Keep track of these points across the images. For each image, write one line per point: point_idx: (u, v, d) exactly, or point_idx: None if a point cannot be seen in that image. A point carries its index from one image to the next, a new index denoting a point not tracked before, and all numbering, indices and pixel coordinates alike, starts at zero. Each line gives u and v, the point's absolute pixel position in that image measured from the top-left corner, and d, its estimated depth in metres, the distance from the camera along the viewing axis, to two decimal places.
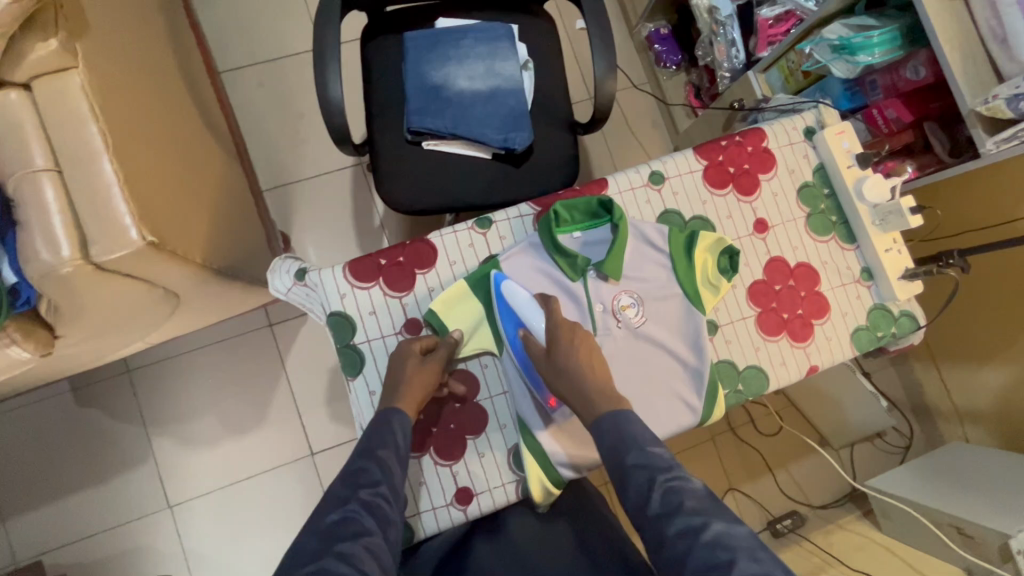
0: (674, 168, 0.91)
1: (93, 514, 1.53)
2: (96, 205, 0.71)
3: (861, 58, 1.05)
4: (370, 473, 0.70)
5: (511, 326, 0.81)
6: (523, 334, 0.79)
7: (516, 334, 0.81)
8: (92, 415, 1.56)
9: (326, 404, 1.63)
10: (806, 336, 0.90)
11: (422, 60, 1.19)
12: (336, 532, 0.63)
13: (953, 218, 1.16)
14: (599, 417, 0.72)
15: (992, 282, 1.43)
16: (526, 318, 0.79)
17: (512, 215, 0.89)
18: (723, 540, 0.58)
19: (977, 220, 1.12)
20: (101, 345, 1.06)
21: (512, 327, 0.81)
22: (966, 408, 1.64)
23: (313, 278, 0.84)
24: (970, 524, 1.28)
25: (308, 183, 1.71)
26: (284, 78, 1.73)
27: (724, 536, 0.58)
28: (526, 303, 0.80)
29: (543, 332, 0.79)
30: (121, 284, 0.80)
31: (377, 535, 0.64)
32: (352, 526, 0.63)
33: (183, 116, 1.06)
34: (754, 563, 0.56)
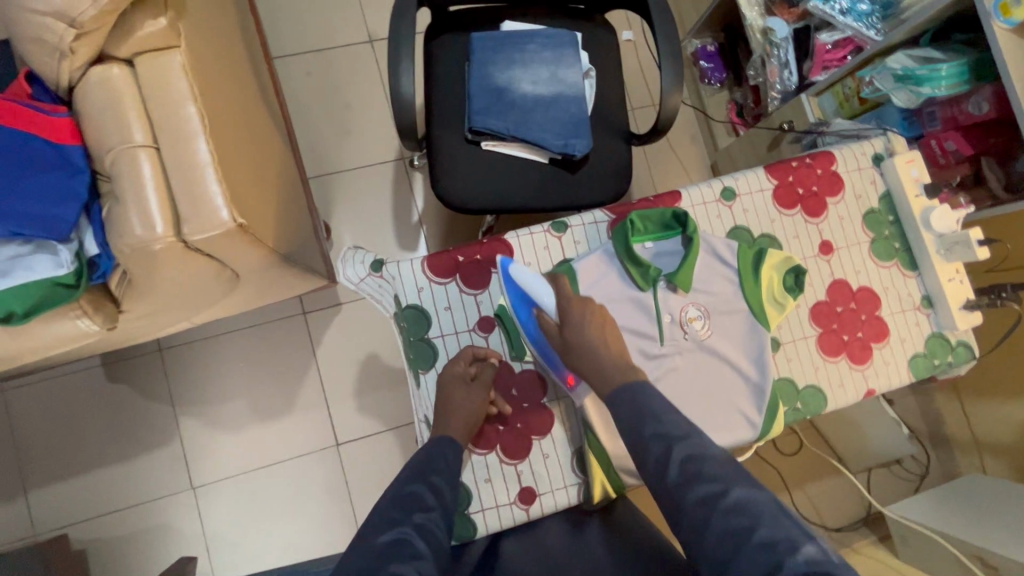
0: (745, 186, 0.93)
1: (116, 490, 1.52)
2: (191, 184, 0.72)
3: (925, 90, 1.08)
4: (423, 498, 0.67)
5: (524, 305, 0.82)
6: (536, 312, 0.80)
7: (529, 314, 0.82)
8: (120, 391, 1.55)
9: (354, 396, 1.63)
10: (865, 359, 0.91)
11: (487, 61, 1.20)
12: (392, 553, 0.58)
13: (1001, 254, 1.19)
14: None
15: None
16: (536, 297, 0.80)
17: (586, 221, 0.91)
18: None
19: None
20: (155, 322, 1.06)
21: (524, 308, 0.82)
22: (989, 441, 1.66)
23: (391, 270, 0.85)
24: (993, 555, 1.30)
25: (350, 175, 1.71)
26: (332, 68, 1.74)
27: None
28: (533, 282, 0.80)
29: (554, 310, 0.79)
30: (201, 263, 0.81)
31: (429, 560, 0.59)
32: (407, 548, 0.59)
33: (253, 100, 1.07)
34: None
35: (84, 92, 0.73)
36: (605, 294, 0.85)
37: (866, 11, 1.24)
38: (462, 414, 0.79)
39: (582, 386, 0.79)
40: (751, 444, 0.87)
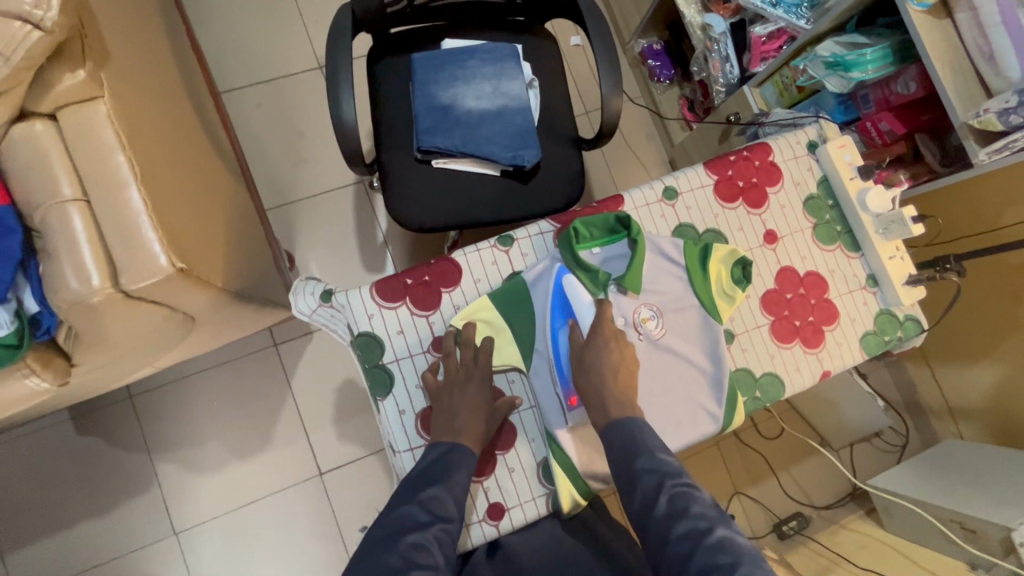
0: (686, 184, 0.94)
1: (96, 544, 1.49)
2: (125, 234, 0.71)
3: (855, 74, 1.11)
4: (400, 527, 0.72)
5: (560, 316, 0.85)
6: (572, 325, 0.84)
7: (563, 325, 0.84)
8: (92, 443, 1.52)
9: (333, 423, 1.62)
10: (818, 342, 0.93)
11: (429, 80, 1.21)
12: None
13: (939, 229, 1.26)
14: (611, 425, 0.74)
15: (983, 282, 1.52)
16: (578, 311, 0.84)
17: (533, 232, 0.90)
18: (737, 559, 0.64)
19: (965, 228, 1.20)
20: (114, 371, 1.05)
21: (560, 319, 0.84)
22: (961, 406, 1.70)
23: (340, 300, 0.84)
24: (971, 519, 1.32)
25: (309, 203, 1.71)
26: (283, 96, 1.74)
27: (734, 550, 0.65)
28: (583, 295, 0.85)
29: (587, 328, 0.84)
30: (146, 309, 0.80)
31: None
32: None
33: (195, 141, 1.06)
34: (755, 567, 0.64)
35: (8, 149, 0.73)
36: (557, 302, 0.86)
37: (793, 2, 1.26)
38: None
39: (580, 411, 0.81)
40: (715, 436, 0.88)
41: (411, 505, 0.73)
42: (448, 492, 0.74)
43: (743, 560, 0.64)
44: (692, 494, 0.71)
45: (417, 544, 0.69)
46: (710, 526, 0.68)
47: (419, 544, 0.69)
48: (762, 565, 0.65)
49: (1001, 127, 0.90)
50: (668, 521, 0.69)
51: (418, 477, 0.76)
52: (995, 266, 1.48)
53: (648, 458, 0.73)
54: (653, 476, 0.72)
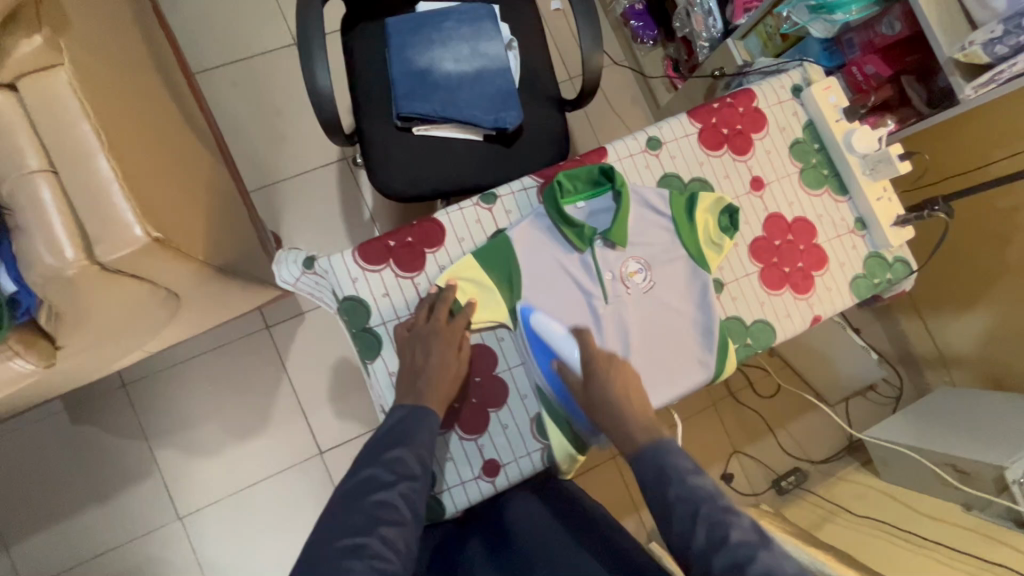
0: (670, 133, 0.92)
1: (100, 533, 1.50)
2: (97, 204, 0.69)
3: (839, 15, 1.08)
4: (379, 478, 0.70)
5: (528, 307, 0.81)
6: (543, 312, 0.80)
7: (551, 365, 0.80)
8: (89, 432, 1.52)
9: (330, 402, 1.62)
10: (808, 288, 0.93)
11: (406, 45, 1.18)
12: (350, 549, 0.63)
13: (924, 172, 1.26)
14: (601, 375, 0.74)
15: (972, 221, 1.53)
16: (537, 270, 0.84)
17: (515, 188, 0.88)
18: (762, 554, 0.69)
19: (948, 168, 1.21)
20: (101, 354, 1.03)
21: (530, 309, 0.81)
22: (953, 354, 1.71)
23: (323, 265, 0.81)
24: (965, 461, 1.33)
25: (293, 182, 1.69)
26: (259, 75, 1.70)
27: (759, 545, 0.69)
28: (540, 261, 0.85)
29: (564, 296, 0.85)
30: (127, 284, 0.79)
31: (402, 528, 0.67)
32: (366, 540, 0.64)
33: (168, 116, 1.03)
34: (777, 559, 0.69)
35: None
36: (541, 261, 0.85)
37: None
38: (426, 383, 0.77)
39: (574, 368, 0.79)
40: (707, 385, 0.88)
41: (373, 466, 0.71)
42: (412, 454, 0.72)
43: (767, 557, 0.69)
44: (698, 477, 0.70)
45: (383, 502, 0.68)
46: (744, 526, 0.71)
47: (385, 502, 0.68)
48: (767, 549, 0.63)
49: (986, 59, 0.88)
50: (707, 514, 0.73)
51: (383, 438, 0.74)
52: (982, 210, 1.49)
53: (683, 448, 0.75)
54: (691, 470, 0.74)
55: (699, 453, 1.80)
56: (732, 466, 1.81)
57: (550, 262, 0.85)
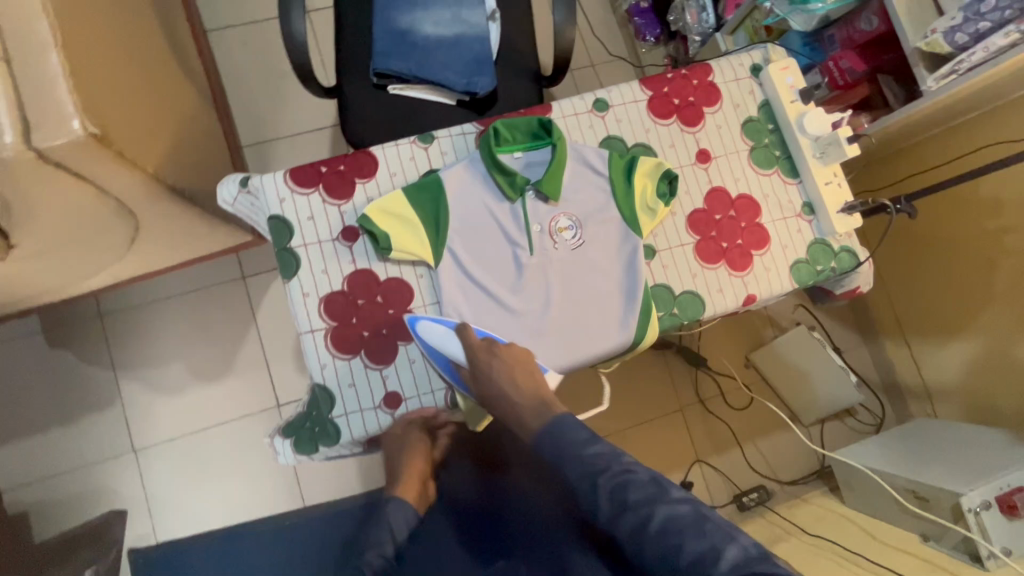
0: (619, 97, 0.93)
1: (58, 454, 1.54)
2: (40, 93, 0.73)
3: (816, 5, 1.07)
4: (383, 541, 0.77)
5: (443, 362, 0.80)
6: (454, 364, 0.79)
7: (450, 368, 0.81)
8: (61, 356, 1.58)
9: (294, 357, 1.64)
10: (745, 266, 0.91)
11: (390, 6, 1.22)
12: None
13: (913, 164, 1.29)
14: None
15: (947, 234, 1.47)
16: (464, 210, 0.85)
17: (455, 132, 0.90)
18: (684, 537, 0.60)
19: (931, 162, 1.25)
20: (58, 264, 1.08)
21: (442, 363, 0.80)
22: (937, 386, 1.64)
23: (255, 183, 0.84)
24: (925, 487, 1.27)
25: (287, 142, 1.74)
26: (269, 37, 1.77)
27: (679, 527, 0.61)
28: (469, 202, 0.85)
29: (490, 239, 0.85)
30: (68, 180, 0.82)
31: None
32: None
33: (152, 46, 1.08)
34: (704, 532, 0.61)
35: None
36: (470, 204, 0.85)
37: None
38: None
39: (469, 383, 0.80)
40: (626, 351, 0.86)
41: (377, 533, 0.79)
42: None
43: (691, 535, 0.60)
44: (630, 479, 0.65)
45: None
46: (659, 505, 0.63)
47: None
48: (708, 531, 0.60)
49: (948, 49, 0.86)
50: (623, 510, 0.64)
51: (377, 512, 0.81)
52: (962, 225, 1.42)
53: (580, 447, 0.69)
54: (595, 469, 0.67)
55: (660, 457, 1.75)
56: (692, 474, 1.74)
57: (479, 205, 0.85)
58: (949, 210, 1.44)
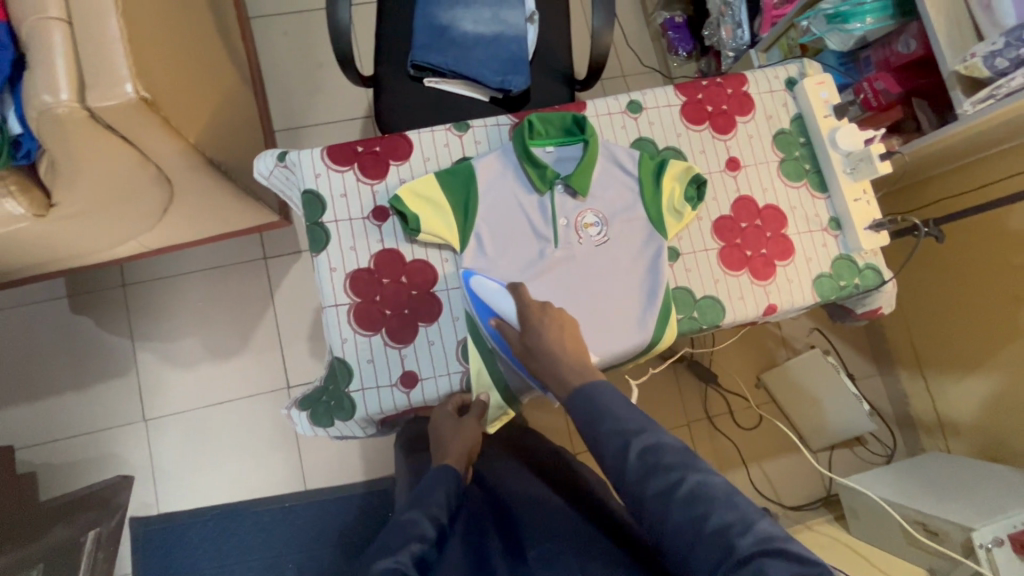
0: (653, 100, 0.94)
1: (70, 418, 1.57)
2: (98, 55, 0.76)
3: (854, 25, 1.07)
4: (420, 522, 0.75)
5: (485, 315, 0.81)
6: (495, 321, 0.79)
7: (490, 324, 0.80)
8: (83, 322, 1.61)
9: (308, 340, 1.66)
10: (768, 276, 0.91)
11: (432, 1, 1.24)
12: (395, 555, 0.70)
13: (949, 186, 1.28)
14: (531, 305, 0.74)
15: (973, 265, 1.44)
16: (494, 200, 0.86)
17: (490, 123, 0.92)
18: (711, 507, 0.59)
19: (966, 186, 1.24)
20: (92, 227, 1.10)
21: (485, 317, 0.81)
22: (954, 421, 1.60)
23: (293, 158, 0.87)
24: (936, 519, 1.24)
25: (318, 130, 1.77)
26: (309, 28, 1.81)
27: (708, 498, 0.59)
28: (499, 192, 0.86)
29: (518, 232, 0.86)
30: (113, 142, 0.85)
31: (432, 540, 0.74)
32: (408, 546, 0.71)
33: (201, 24, 1.11)
34: (730, 509, 0.59)
35: None
36: (500, 193, 0.87)
37: None
38: None
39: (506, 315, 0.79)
40: (644, 351, 0.86)
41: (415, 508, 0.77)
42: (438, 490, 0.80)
43: (718, 506, 0.59)
44: (664, 444, 0.64)
45: (412, 521, 0.75)
46: (680, 477, 0.61)
47: (414, 521, 0.75)
48: (741, 505, 0.59)
49: (986, 74, 0.87)
50: (642, 479, 0.62)
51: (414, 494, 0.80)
52: (986, 258, 1.39)
53: (611, 420, 0.66)
54: (618, 438, 0.65)
55: None
56: None
57: (509, 195, 0.87)
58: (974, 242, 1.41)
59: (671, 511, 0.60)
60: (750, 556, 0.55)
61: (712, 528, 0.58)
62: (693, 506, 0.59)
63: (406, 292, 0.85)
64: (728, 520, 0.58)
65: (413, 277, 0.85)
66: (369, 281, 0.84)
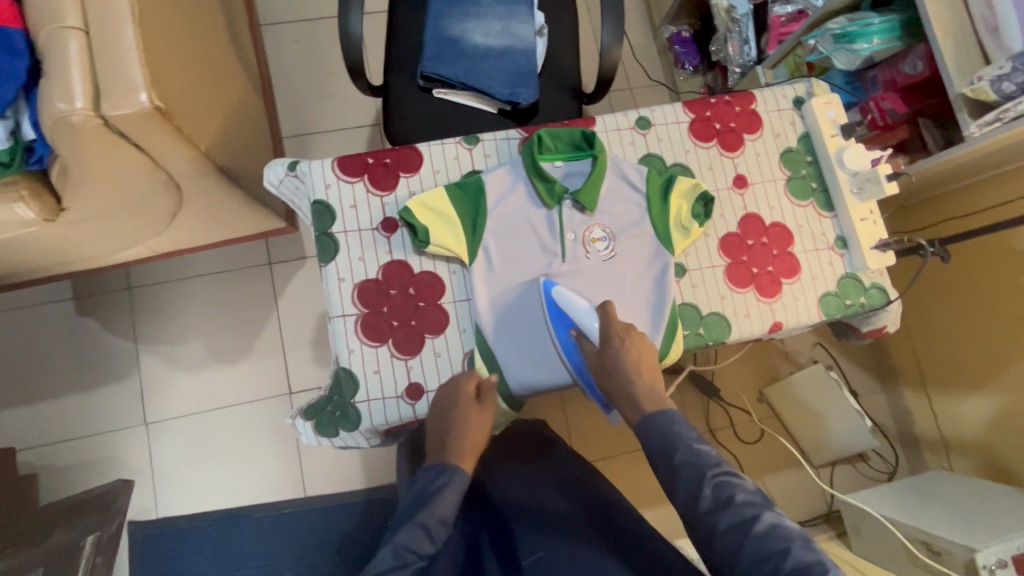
0: (661, 117, 0.95)
1: (71, 420, 1.57)
2: (115, 64, 0.77)
3: (861, 45, 1.09)
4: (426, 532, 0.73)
5: (563, 327, 0.83)
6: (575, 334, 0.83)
7: (568, 336, 0.84)
8: (87, 324, 1.61)
9: (311, 346, 1.66)
10: (773, 293, 0.91)
11: (443, 13, 1.26)
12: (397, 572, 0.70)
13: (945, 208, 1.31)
14: None
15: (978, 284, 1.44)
16: (501, 213, 0.86)
17: (499, 136, 0.92)
18: (788, 544, 0.62)
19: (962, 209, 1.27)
20: (100, 231, 1.11)
21: (563, 329, 0.83)
22: (957, 439, 1.60)
23: (304, 168, 0.87)
24: (939, 539, 1.23)
25: (325, 137, 1.78)
26: (319, 37, 1.83)
27: (784, 534, 0.63)
28: (506, 206, 0.87)
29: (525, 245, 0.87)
30: (126, 149, 0.86)
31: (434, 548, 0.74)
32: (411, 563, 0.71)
33: (214, 33, 1.13)
34: (806, 550, 0.61)
35: None
36: (508, 207, 0.87)
37: None
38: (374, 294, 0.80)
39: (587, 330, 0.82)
40: None
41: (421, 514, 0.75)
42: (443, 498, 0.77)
43: (795, 544, 0.62)
44: (736, 482, 0.68)
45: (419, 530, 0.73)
46: (755, 514, 0.65)
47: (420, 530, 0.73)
48: (813, 546, 0.62)
49: (993, 97, 0.87)
50: (714, 512, 0.66)
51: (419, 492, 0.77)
52: (985, 279, 1.40)
53: (684, 453, 0.71)
54: (692, 470, 0.70)
55: None
56: None
57: (516, 209, 0.87)
58: (976, 261, 1.41)
59: (746, 547, 0.63)
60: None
61: (790, 565, 0.60)
62: (756, 536, 0.63)
63: (414, 303, 0.85)
64: (806, 559, 0.60)
65: (420, 288, 0.85)
66: (378, 291, 0.85)
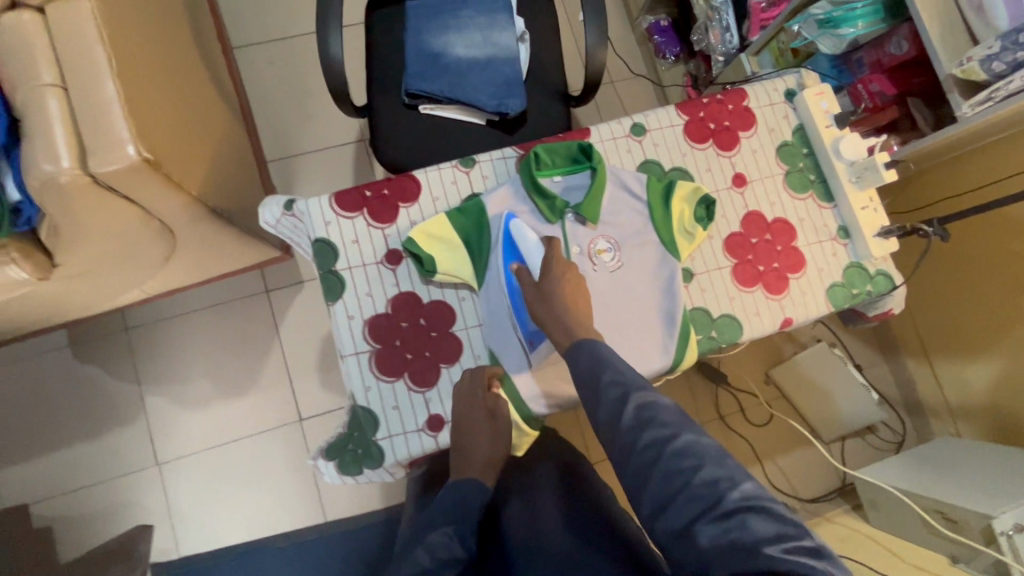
0: (655, 121, 0.94)
1: (82, 468, 1.55)
2: (97, 119, 0.75)
3: (845, 30, 1.09)
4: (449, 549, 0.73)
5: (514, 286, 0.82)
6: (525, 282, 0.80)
7: (519, 293, 0.82)
8: (87, 370, 1.59)
9: (317, 370, 1.65)
10: (781, 289, 0.91)
11: (423, 28, 1.24)
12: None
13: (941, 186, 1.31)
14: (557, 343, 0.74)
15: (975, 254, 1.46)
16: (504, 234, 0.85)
17: (496, 156, 0.91)
18: (701, 461, 0.60)
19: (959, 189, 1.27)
20: (95, 282, 1.09)
21: (512, 281, 0.82)
22: (962, 404, 1.63)
23: (301, 207, 0.86)
24: (956, 508, 1.25)
25: (310, 157, 1.75)
26: (293, 55, 1.79)
27: (699, 452, 0.60)
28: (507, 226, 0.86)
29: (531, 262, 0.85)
30: (117, 203, 0.84)
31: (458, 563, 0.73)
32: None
33: (191, 68, 1.10)
34: (719, 467, 0.59)
35: None
36: None
37: None
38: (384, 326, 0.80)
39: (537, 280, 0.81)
40: (664, 373, 0.86)
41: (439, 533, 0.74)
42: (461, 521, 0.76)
43: (709, 461, 0.60)
44: (659, 402, 0.65)
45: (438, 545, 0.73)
46: (674, 432, 0.62)
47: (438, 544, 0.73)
48: (729, 464, 0.60)
49: (984, 76, 0.88)
50: (635, 428, 0.63)
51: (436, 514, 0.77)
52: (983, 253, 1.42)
53: (613, 371, 0.68)
54: (617, 388, 0.66)
55: None
56: None
57: None
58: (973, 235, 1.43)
59: (658, 466, 0.60)
60: (733, 510, 0.57)
61: (701, 481, 0.58)
62: (671, 453, 0.60)
63: (426, 334, 0.84)
64: (717, 476, 0.59)
65: (430, 317, 0.85)
66: (389, 326, 0.84)
